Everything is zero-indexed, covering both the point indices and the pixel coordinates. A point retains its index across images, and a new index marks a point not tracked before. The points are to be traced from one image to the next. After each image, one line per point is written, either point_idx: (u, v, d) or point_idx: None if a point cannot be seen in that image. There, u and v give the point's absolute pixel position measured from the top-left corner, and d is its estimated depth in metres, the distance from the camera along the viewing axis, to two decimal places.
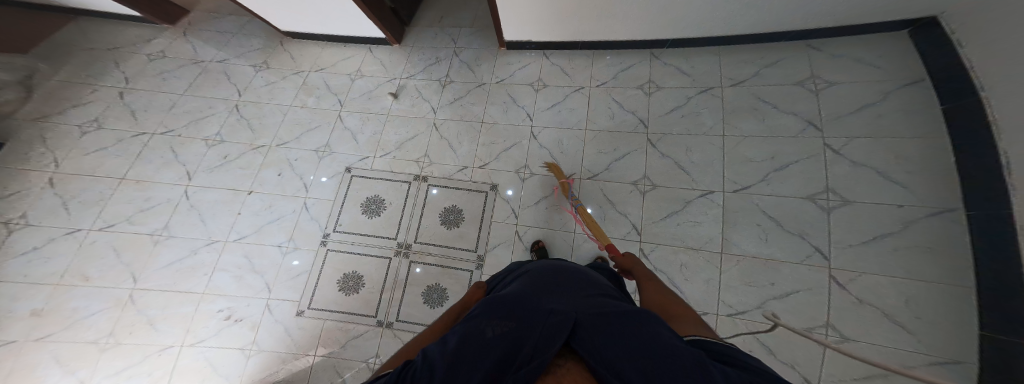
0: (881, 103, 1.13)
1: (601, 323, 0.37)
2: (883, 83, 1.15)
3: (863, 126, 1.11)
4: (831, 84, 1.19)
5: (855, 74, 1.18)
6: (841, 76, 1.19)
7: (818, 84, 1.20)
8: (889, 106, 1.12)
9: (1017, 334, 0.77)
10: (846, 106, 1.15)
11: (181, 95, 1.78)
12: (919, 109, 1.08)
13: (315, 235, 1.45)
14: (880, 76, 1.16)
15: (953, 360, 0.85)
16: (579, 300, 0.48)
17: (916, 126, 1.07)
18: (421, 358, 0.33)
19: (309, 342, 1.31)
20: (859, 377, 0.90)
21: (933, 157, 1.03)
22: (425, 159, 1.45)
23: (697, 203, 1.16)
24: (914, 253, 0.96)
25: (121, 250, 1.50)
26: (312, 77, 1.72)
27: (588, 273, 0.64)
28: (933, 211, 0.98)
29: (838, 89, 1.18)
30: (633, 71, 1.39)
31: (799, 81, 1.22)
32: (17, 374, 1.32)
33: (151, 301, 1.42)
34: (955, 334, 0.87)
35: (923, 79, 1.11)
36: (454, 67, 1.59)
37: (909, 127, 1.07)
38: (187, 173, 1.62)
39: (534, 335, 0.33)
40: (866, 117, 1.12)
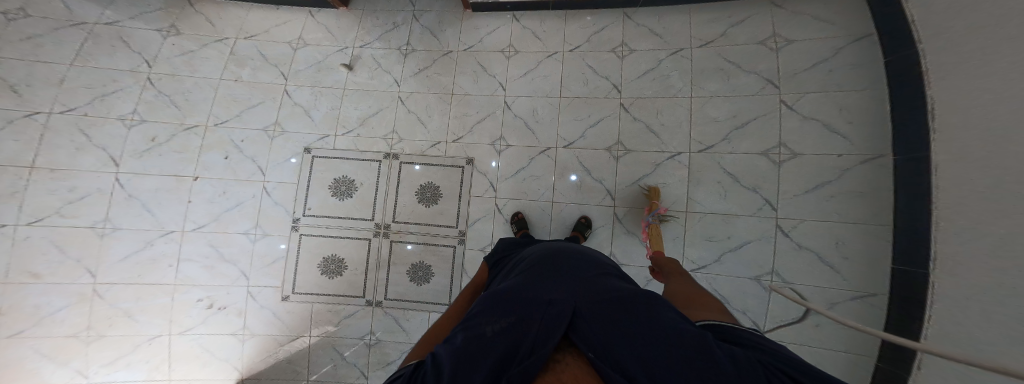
0: (831, 58, 1.14)
1: (595, 312, 0.43)
2: (837, 38, 1.15)
3: (817, 80, 1.14)
4: (789, 42, 1.19)
5: (810, 32, 1.17)
6: (799, 33, 1.19)
7: (777, 43, 1.20)
8: (839, 60, 1.13)
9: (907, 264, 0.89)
10: (801, 63, 1.17)
11: (70, 68, 1.45)
12: (868, 61, 1.10)
13: (284, 221, 1.37)
14: (833, 31, 1.15)
15: (869, 293, 1.02)
16: (576, 281, 0.55)
17: (864, 77, 1.09)
18: (438, 352, 0.38)
19: (301, 324, 1.34)
20: (795, 315, 1.07)
21: (876, 107, 1.07)
22: (393, 135, 1.36)
23: (665, 165, 1.22)
24: (846, 199, 1.07)
25: (65, 245, 1.36)
26: (241, 46, 1.47)
27: (584, 251, 0.71)
28: (868, 158, 1.06)
29: (795, 47, 1.18)
30: (606, 32, 1.32)
31: (761, 41, 1.21)
32: (11, 369, 1.33)
33: (119, 294, 1.35)
34: (874, 271, 1.02)
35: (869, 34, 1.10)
36: (414, 33, 1.41)
37: (853, 81, 1.10)
38: (112, 158, 1.40)
39: (534, 323, 0.41)
40: (821, 73, 1.14)
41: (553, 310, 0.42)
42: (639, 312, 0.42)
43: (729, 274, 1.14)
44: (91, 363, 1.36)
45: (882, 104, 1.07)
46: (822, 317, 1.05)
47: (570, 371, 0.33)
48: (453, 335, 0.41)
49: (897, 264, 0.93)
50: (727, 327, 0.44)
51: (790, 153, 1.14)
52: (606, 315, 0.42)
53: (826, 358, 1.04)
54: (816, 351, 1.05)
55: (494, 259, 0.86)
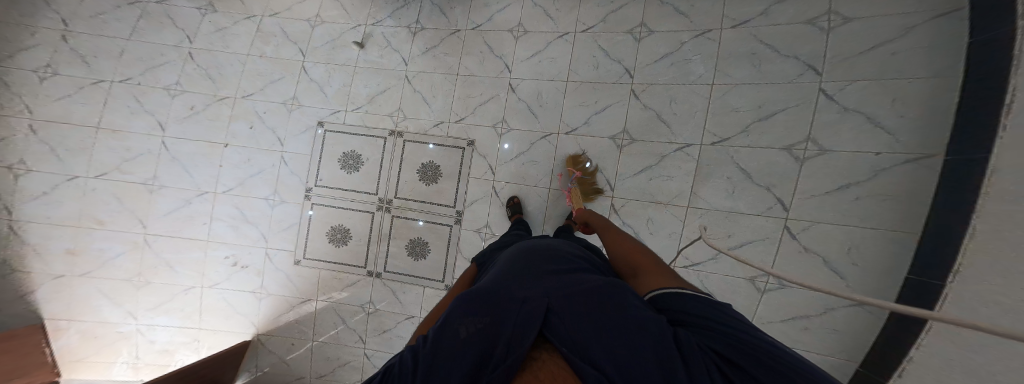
0: (898, 39, 0.98)
1: (569, 303, 0.40)
2: (911, 15, 0.97)
3: (870, 66, 0.99)
4: (847, 21, 1.03)
5: (876, 6, 1.00)
6: (862, 9, 1.02)
7: (831, 22, 1.04)
8: (906, 43, 0.97)
9: (924, 275, 0.81)
10: (857, 46, 1.02)
11: (126, 41, 1.61)
12: (944, 44, 0.93)
13: (298, 190, 1.46)
14: (908, 6, 0.97)
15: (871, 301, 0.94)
16: (554, 279, 0.52)
17: (933, 63, 0.93)
18: (401, 357, 0.35)
19: (309, 287, 1.44)
20: (784, 318, 1.01)
21: (944, 99, 0.91)
22: (399, 114, 1.40)
23: (672, 156, 1.15)
24: (871, 203, 0.96)
25: (122, 198, 1.53)
26: (265, 23, 1.56)
27: (561, 248, 0.69)
28: (909, 158, 0.94)
29: (852, 27, 1.02)
30: (623, 12, 1.24)
31: (811, 19, 1.06)
32: (80, 301, 1.56)
33: (163, 245, 1.52)
34: (883, 278, 0.93)
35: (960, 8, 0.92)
36: (425, 11, 1.42)
37: (919, 69, 0.95)
38: (159, 123, 1.56)
39: (509, 325, 0.37)
40: (877, 58, 0.99)
41: (526, 307, 0.40)
42: (615, 298, 0.40)
43: (722, 274, 1.07)
44: (139, 306, 1.55)
45: (950, 96, 0.91)
46: (814, 322, 0.98)
47: (550, 367, 0.31)
48: (420, 342, 0.37)
49: (914, 275, 0.84)
50: (671, 293, 0.40)
51: (817, 149, 1.03)
52: (579, 304, 0.40)
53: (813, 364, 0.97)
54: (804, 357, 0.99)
55: (480, 260, 0.84)
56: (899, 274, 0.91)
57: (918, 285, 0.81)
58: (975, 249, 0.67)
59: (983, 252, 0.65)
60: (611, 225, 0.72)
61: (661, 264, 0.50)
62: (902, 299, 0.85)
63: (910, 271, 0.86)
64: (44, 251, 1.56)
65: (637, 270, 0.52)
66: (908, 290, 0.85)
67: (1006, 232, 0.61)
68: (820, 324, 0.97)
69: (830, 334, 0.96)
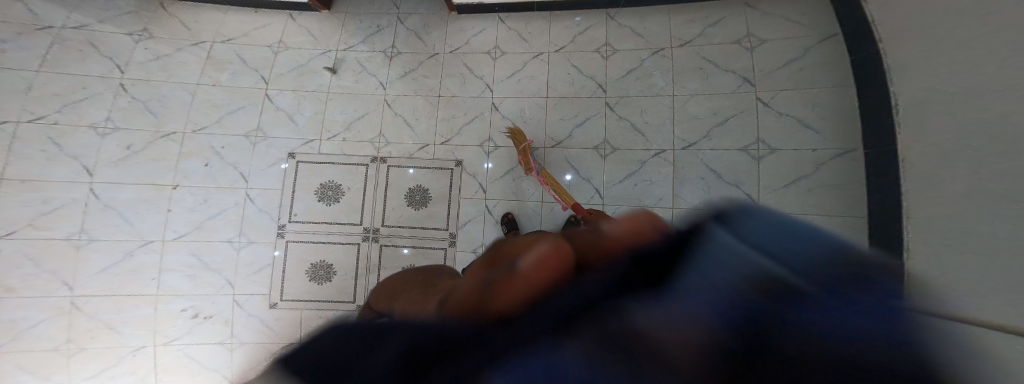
0: (803, 57, 1.19)
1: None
2: (806, 37, 1.19)
3: (787, 79, 1.19)
4: (763, 42, 1.23)
5: (781, 31, 1.22)
6: (772, 32, 1.22)
7: (752, 42, 1.23)
8: (809, 59, 1.18)
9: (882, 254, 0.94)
10: (775, 61, 1.21)
11: (36, 73, 1.38)
12: (832, 61, 1.16)
13: (268, 228, 1.33)
14: (802, 31, 1.20)
15: None
16: None
17: (832, 75, 1.15)
18: None
19: (290, 331, 1.28)
20: None
21: (846, 104, 1.13)
22: (381, 139, 1.35)
23: (651, 162, 1.24)
24: (822, 192, 1.11)
25: (37, 259, 1.29)
26: (218, 49, 1.44)
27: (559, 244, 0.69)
28: (837, 153, 1.12)
29: (768, 47, 1.22)
30: (589, 34, 1.34)
31: (737, 40, 1.25)
32: None
33: (98, 307, 1.29)
34: None
35: (835, 34, 1.16)
36: (400, 36, 1.42)
37: (824, 78, 1.15)
38: (85, 168, 1.33)
39: None
40: (792, 70, 1.19)
41: None
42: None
43: None
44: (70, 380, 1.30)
45: (849, 99, 1.12)
46: None
47: None
48: None
49: (876, 254, 0.97)
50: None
51: (767, 149, 1.17)
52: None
53: None
54: None
55: None
56: (862, 253, 1.05)
57: None
58: (916, 225, 0.80)
59: (927, 227, 0.77)
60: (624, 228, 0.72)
61: None
62: None
63: (870, 252, 0.99)
64: None
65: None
66: None
67: (951, 209, 0.71)
68: None
69: None
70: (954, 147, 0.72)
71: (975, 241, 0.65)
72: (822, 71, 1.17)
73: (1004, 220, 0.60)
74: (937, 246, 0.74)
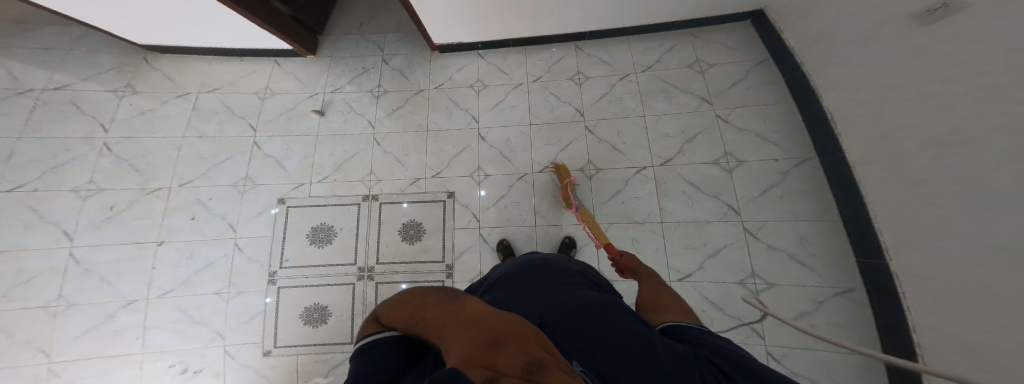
0: (746, 78, 1.31)
1: (565, 324, 0.42)
2: (746, 62, 1.32)
3: (738, 98, 1.29)
4: (711, 66, 1.34)
5: (725, 56, 1.34)
6: (717, 58, 1.34)
7: (702, 66, 1.33)
8: (752, 79, 1.30)
9: (871, 255, 0.98)
10: (724, 83, 1.31)
11: (18, 140, 1.37)
12: (770, 81, 1.29)
13: (259, 276, 1.30)
14: (740, 57, 1.33)
15: (848, 288, 1.06)
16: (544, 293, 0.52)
17: (774, 93, 1.27)
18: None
19: (285, 381, 1.22)
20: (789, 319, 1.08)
21: (790, 118, 1.24)
22: (371, 177, 1.37)
23: (634, 179, 1.27)
24: (795, 198, 1.17)
25: (12, 331, 1.23)
26: (203, 100, 1.46)
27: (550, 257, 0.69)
28: (799, 160, 1.19)
29: (716, 70, 1.33)
30: (563, 63, 1.42)
31: (689, 65, 1.34)
32: None
33: (79, 373, 1.21)
34: (844, 266, 1.08)
35: (767, 59, 1.31)
36: (385, 75, 1.47)
37: (767, 97, 1.27)
38: (65, 233, 1.30)
39: None
40: (741, 90, 1.29)
41: None
42: (610, 318, 0.43)
43: (715, 281, 1.16)
44: None
45: (795, 113, 1.23)
46: (817, 318, 1.06)
47: None
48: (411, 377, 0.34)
49: (863, 257, 1.01)
50: (683, 327, 0.44)
51: (736, 161, 1.23)
52: (578, 323, 0.42)
53: (830, 359, 1.04)
54: (817, 354, 1.05)
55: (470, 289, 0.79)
56: (850, 255, 1.07)
57: (873, 266, 0.98)
58: (910, 224, 0.82)
59: (923, 226, 0.79)
60: (651, 271, 0.72)
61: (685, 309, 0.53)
62: (871, 281, 0.99)
63: (859, 254, 1.03)
64: None
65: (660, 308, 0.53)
66: (867, 271, 1.01)
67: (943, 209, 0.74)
68: (824, 319, 1.05)
69: (834, 328, 1.04)
70: (929, 146, 0.76)
71: (976, 238, 0.66)
72: (765, 90, 1.29)
73: (1000, 217, 0.62)
74: (936, 244, 0.76)
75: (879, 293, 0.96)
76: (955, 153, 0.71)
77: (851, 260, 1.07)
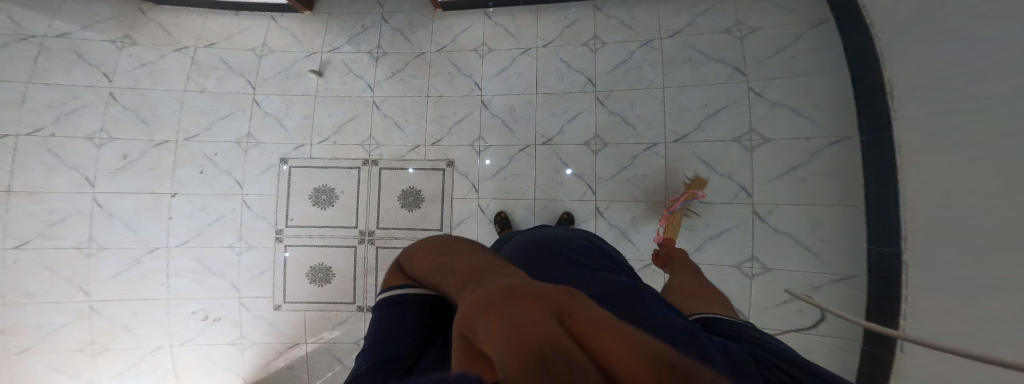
0: (794, 44, 1.14)
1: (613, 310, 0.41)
2: (797, 24, 1.15)
3: (779, 67, 1.15)
4: (754, 29, 1.18)
5: (771, 17, 1.17)
6: (763, 19, 1.17)
7: (742, 30, 1.19)
8: (801, 46, 1.14)
9: (880, 245, 0.93)
10: (767, 49, 1.16)
11: (27, 85, 1.37)
12: (821, 48, 1.12)
13: (267, 234, 1.34)
14: (792, 18, 1.16)
15: (849, 275, 1.04)
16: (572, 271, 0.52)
17: (824, 63, 1.11)
18: None
19: (295, 330, 1.32)
20: (780, 301, 1.09)
21: (841, 91, 1.08)
22: (371, 142, 1.35)
23: (642, 156, 1.22)
24: (818, 181, 1.09)
25: (53, 267, 1.33)
26: (201, 54, 1.42)
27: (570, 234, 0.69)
28: (834, 140, 1.08)
29: (759, 34, 1.17)
30: (577, 26, 1.30)
31: (727, 29, 1.20)
32: None
33: (117, 310, 1.33)
34: (850, 253, 1.04)
35: (828, 20, 1.11)
36: (384, 36, 1.38)
37: (817, 67, 1.11)
38: (88, 177, 1.35)
39: None
40: (784, 59, 1.14)
41: None
42: (654, 307, 0.42)
43: (713, 262, 1.15)
44: (100, 375, 1.34)
45: (845, 86, 1.08)
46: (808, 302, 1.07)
47: None
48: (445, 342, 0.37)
49: (873, 244, 0.95)
50: (720, 318, 0.44)
51: (761, 139, 1.14)
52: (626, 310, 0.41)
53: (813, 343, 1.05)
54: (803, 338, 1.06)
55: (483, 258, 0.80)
56: (860, 243, 1.03)
57: (878, 255, 0.93)
58: (915, 218, 0.77)
59: (922, 223, 0.74)
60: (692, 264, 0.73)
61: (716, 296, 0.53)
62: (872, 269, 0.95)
63: (868, 242, 0.97)
64: None
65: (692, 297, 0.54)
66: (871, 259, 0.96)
67: (935, 203, 0.69)
68: (815, 304, 1.06)
69: (826, 313, 1.04)
70: (938, 139, 0.69)
71: (960, 242, 0.63)
72: (815, 58, 1.12)
73: (977, 219, 0.59)
74: (931, 244, 0.71)
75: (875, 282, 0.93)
76: (955, 150, 0.65)
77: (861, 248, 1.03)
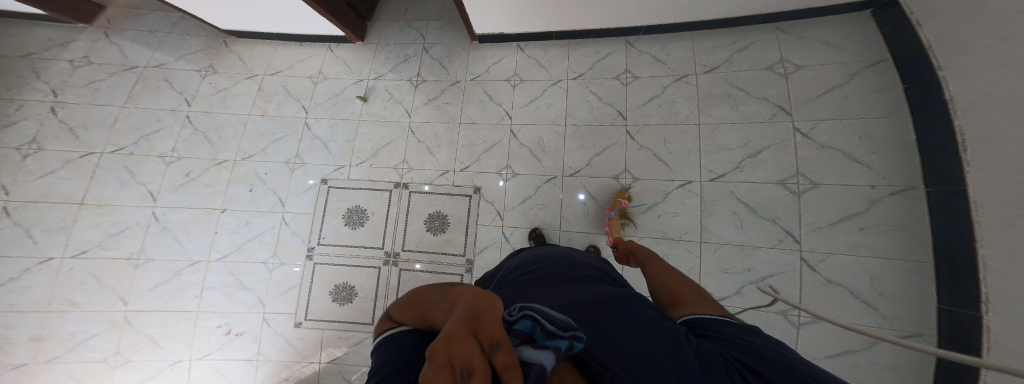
0: (845, 84, 1.10)
1: (583, 312, 0.37)
2: (848, 64, 1.11)
3: (829, 108, 1.10)
4: (799, 68, 1.16)
5: (818, 56, 1.14)
6: (809, 58, 1.15)
7: (786, 68, 1.17)
8: (853, 86, 1.09)
9: (957, 304, 0.82)
10: (816, 88, 1.13)
11: (121, 108, 1.59)
12: (882, 88, 1.06)
13: (299, 250, 1.40)
14: (843, 57, 1.12)
15: (915, 335, 0.91)
16: (567, 289, 0.46)
17: (883, 104, 1.05)
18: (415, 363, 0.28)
19: (311, 350, 1.32)
20: (830, 354, 0.96)
21: (902, 135, 1.01)
22: (404, 165, 1.41)
23: (675, 193, 1.18)
24: (876, 232, 0.99)
25: (103, 276, 1.44)
26: (266, 82, 1.60)
27: (571, 254, 0.64)
28: (897, 189, 0.99)
29: (805, 73, 1.14)
30: (609, 60, 1.34)
31: (768, 66, 1.19)
32: None
33: (146, 321, 1.40)
34: (916, 310, 0.92)
35: (885, 60, 1.07)
36: (424, 65, 1.50)
37: (874, 108, 1.05)
38: (150, 193, 1.50)
39: None
40: (835, 99, 1.10)
41: None
42: (638, 313, 0.37)
43: (753, 309, 1.04)
44: None
45: (907, 131, 1.01)
46: (863, 356, 0.94)
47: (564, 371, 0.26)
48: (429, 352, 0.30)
49: (945, 304, 0.85)
50: (707, 322, 0.39)
51: (809, 183, 1.07)
52: (600, 310, 0.37)
53: None
54: None
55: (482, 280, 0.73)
56: (931, 302, 0.91)
57: (953, 316, 0.83)
58: (1000, 281, 0.69)
59: (1015, 288, 0.65)
60: (655, 254, 0.69)
61: (703, 297, 0.47)
62: (945, 331, 0.84)
63: (940, 302, 0.87)
64: (5, 342, 1.41)
65: (678, 301, 0.49)
66: (945, 320, 0.85)
67: None
68: (871, 360, 0.93)
69: (884, 372, 0.91)
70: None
71: None
72: (870, 99, 1.07)
73: None
74: None
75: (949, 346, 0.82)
76: None
77: (931, 307, 0.91)
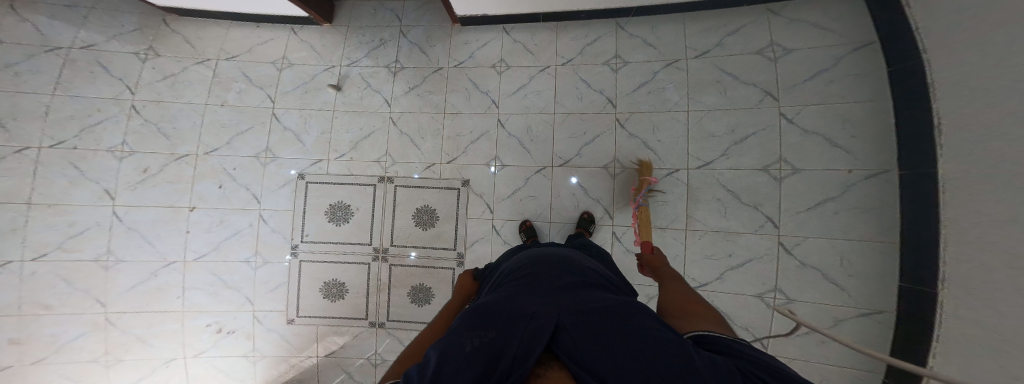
0: (830, 68, 1.10)
1: (580, 320, 0.35)
2: (835, 48, 1.11)
3: (814, 93, 1.11)
4: (787, 52, 1.15)
5: (806, 39, 1.13)
6: (798, 41, 1.14)
7: (775, 52, 1.16)
8: (838, 71, 1.10)
9: (916, 283, 0.89)
10: (802, 73, 1.13)
11: (52, 96, 1.41)
12: (865, 73, 1.08)
13: (283, 249, 1.36)
14: (831, 41, 1.11)
15: (876, 310, 1.00)
16: (567, 295, 0.44)
17: (865, 89, 1.06)
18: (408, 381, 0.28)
19: (307, 345, 1.33)
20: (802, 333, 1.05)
21: (881, 120, 1.04)
22: (387, 158, 1.35)
23: (663, 181, 1.19)
24: (850, 215, 1.05)
25: (72, 278, 1.35)
26: (223, 67, 1.44)
27: (574, 258, 0.62)
28: (872, 173, 1.04)
29: (793, 57, 1.14)
30: (598, 44, 1.28)
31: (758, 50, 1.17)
32: None
33: (130, 322, 1.35)
34: (880, 287, 1.00)
35: (871, 43, 1.07)
36: (403, 50, 1.39)
37: (857, 92, 1.07)
38: (108, 191, 1.38)
39: (513, 346, 0.30)
40: (820, 85, 1.11)
41: (534, 326, 0.33)
42: (642, 323, 0.34)
43: (733, 292, 1.11)
44: None
45: (885, 116, 1.04)
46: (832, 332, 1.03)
47: None
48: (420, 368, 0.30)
49: (905, 283, 0.93)
50: (716, 338, 0.35)
51: (791, 169, 1.11)
52: (593, 324, 0.34)
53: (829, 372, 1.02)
54: (824, 369, 1.03)
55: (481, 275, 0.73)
56: (893, 280, 0.98)
57: (912, 294, 0.90)
58: (953, 263, 0.75)
59: (963, 269, 0.72)
60: (674, 273, 0.63)
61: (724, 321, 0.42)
62: (904, 308, 0.92)
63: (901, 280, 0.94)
64: None
65: (686, 316, 0.44)
66: (904, 298, 0.93)
67: (979, 249, 0.68)
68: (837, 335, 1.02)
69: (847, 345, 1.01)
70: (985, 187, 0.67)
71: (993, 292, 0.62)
72: (853, 84, 1.08)
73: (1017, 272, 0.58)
74: (971, 292, 0.69)
75: (907, 321, 0.90)
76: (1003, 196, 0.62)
77: (893, 284, 0.99)
